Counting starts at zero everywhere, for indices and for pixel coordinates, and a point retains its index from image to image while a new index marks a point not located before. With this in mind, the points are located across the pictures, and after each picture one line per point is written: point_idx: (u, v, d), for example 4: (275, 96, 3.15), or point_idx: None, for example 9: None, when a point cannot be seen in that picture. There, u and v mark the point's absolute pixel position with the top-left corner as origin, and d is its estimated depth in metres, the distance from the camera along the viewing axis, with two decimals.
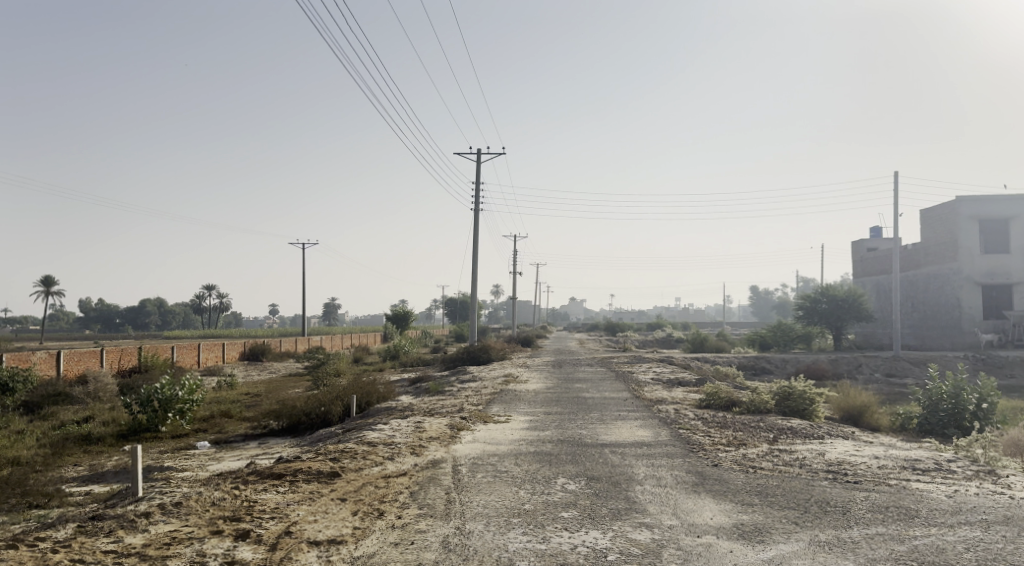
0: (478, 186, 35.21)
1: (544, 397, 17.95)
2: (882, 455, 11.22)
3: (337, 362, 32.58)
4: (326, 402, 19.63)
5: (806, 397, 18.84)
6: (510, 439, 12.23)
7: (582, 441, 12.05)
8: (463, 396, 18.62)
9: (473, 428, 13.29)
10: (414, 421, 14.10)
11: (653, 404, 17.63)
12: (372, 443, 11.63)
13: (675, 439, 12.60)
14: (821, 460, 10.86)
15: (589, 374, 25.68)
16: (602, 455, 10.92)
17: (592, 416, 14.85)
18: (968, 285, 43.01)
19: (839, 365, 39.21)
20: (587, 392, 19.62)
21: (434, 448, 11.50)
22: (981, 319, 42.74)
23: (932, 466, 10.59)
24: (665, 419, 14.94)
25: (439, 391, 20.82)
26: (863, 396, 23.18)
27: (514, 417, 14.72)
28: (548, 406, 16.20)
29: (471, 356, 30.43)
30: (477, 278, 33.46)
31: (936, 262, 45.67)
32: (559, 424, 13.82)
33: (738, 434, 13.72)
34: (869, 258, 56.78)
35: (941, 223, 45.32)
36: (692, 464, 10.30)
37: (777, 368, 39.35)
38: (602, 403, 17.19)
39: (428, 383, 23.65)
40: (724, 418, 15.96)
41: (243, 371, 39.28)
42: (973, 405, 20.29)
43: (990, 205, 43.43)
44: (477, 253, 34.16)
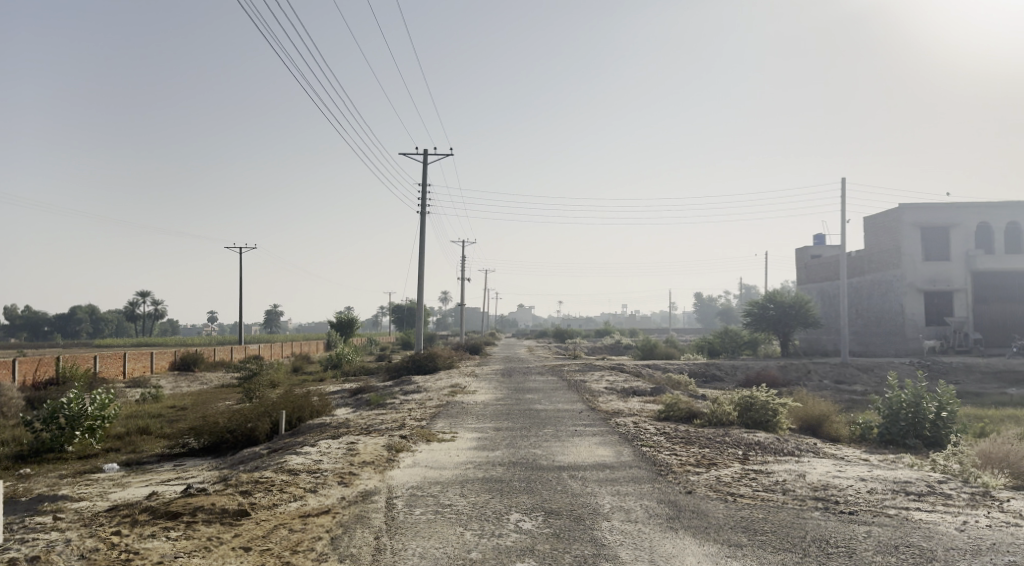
0: (424, 187, 33.60)
1: (493, 411, 16.44)
2: (868, 477, 10.11)
3: (272, 372, 30.56)
4: (252, 417, 17.84)
5: (769, 408, 17.67)
6: (455, 463, 10.74)
7: (538, 464, 10.60)
8: (406, 410, 17.00)
9: (413, 450, 11.76)
10: (346, 442, 12.48)
11: (610, 416, 16.29)
12: (294, 472, 10.06)
13: (639, 459, 11.27)
14: (804, 484, 9.68)
15: (541, 383, 24.34)
16: (560, 481, 9.53)
17: (546, 432, 13.45)
18: (911, 292, 43.16)
19: (788, 371, 38.70)
20: (537, 403, 18.25)
21: (367, 476, 9.95)
22: (923, 325, 42.94)
23: (926, 490, 9.52)
24: (625, 435, 13.62)
25: (380, 404, 19.16)
26: (822, 404, 22.35)
27: (461, 434, 13.23)
28: (497, 421, 14.77)
29: (416, 365, 28.82)
30: (423, 284, 31.85)
31: (880, 269, 45.78)
32: (510, 443, 12.37)
33: (705, 452, 12.47)
34: (813, 265, 56.93)
35: (885, 230, 45.46)
36: (663, 492, 9.01)
37: (727, 375, 38.64)
38: (555, 416, 15.80)
39: (369, 395, 21.95)
40: (687, 432, 14.73)
41: (172, 382, 36.71)
42: (933, 414, 19.44)
43: (931, 212, 43.67)
44: (423, 256, 32.50)
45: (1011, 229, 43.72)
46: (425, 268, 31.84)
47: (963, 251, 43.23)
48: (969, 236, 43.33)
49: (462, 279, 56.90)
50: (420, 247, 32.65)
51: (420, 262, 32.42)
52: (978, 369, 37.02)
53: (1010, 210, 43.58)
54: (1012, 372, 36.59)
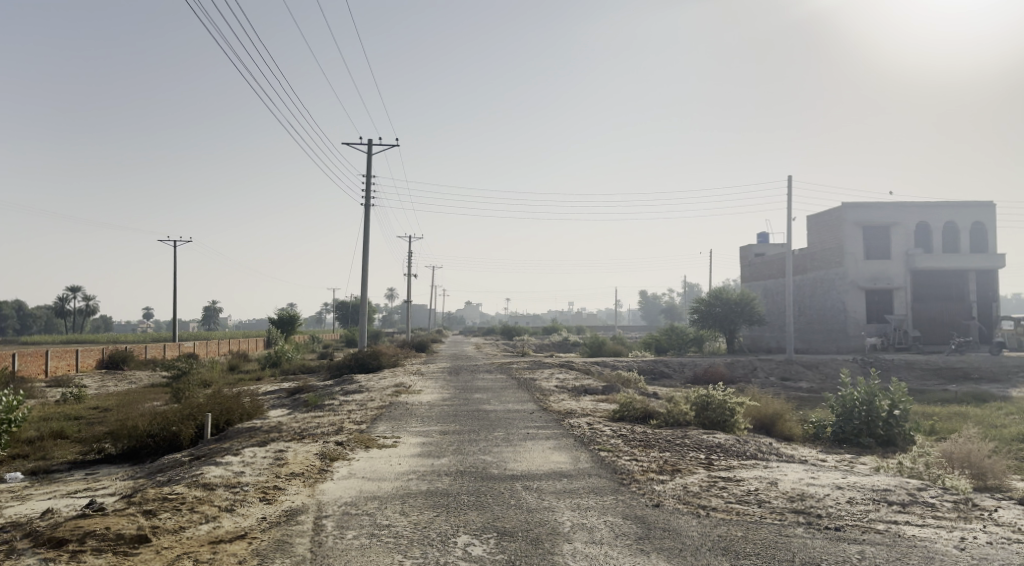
0: (368, 178, 32.13)
1: (439, 412, 15.31)
2: (846, 486, 9.39)
3: (204, 371, 28.74)
4: (176, 421, 16.31)
5: (726, 408, 16.93)
6: (396, 474, 9.62)
7: (489, 473, 9.56)
8: (344, 412, 15.72)
9: (349, 458, 10.59)
10: (274, 449, 11.24)
11: (562, 417, 15.32)
12: (210, 488, 8.88)
13: (598, 466, 10.31)
14: (778, 494, 8.88)
15: (490, 382, 23.32)
16: (513, 493, 8.54)
17: (496, 436, 12.42)
18: (852, 290, 43.43)
19: (735, 368, 38.52)
20: (487, 404, 17.13)
21: (294, 491, 8.83)
22: (865, 322, 43.31)
23: (907, 499, 8.86)
24: (580, 438, 12.67)
25: (318, 405, 17.85)
26: (776, 403, 21.81)
27: (404, 439, 12.08)
28: (444, 424, 13.67)
29: (358, 363, 27.45)
30: (366, 278, 30.47)
31: (823, 267, 46.05)
32: (458, 449, 11.27)
33: (665, 457, 11.58)
34: (757, 263, 57.26)
35: (828, 229, 45.73)
36: (628, 506, 8.06)
37: (676, 371, 38.25)
38: (506, 418, 14.81)
39: (306, 396, 20.53)
40: (642, 434, 13.85)
41: (97, 381, 34.46)
42: (886, 412, 19.05)
43: (873, 211, 44.05)
44: (366, 250, 31.08)
45: (948, 228, 44.51)
46: (368, 263, 30.45)
47: (903, 250, 43.79)
48: (909, 235, 43.92)
49: (408, 275, 55.42)
50: (363, 241, 31.21)
51: (363, 256, 30.97)
52: (918, 366, 37.41)
53: (947, 210, 44.33)
54: (950, 369, 37.07)
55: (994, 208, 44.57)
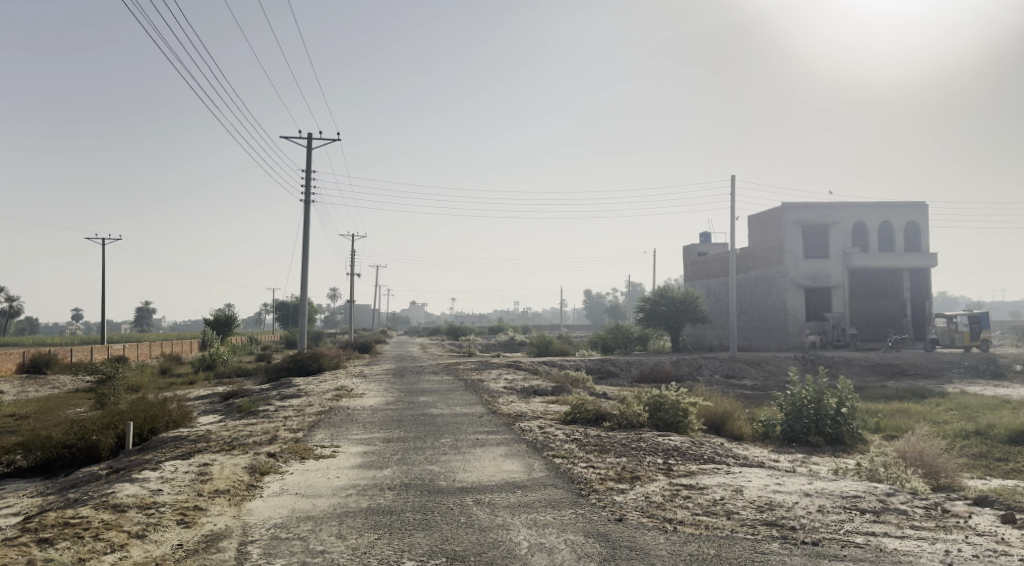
0: (309, 173, 30.82)
1: (382, 418, 14.38)
2: (815, 494, 8.91)
3: (132, 376, 27.09)
4: (94, 430, 15.00)
5: (679, 408, 16.43)
6: (334, 489, 8.75)
7: (436, 486, 8.75)
8: (280, 418, 14.67)
9: (282, 472, 9.66)
10: (197, 463, 10.21)
11: (512, 421, 14.56)
12: (120, 510, 7.86)
13: (552, 474, 9.59)
14: (746, 503, 8.35)
15: (436, 384, 22.40)
16: (463, 509, 7.77)
17: (443, 443, 11.60)
18: (792, 288, 43.81)
19: (681, 366, 38.49)
20: (432, 408, 16.28)
21: (216, 512, 7.90)
22: (805, 320, 43.77)
23: (879, 507, 8.43)
24: (532, 444, 11.95)
25: (252, 411, 16.74)
26: (725, 403, 21.47)
27: (343, 449, 11.18)
28: (387, 431, 12.81)
29: (296, 365, 26.23)
30: (306, 278, 29.20)
31: (764, 266, 46.43)
32: (402, 458, 10.42)
33: (622, 463, 10.93)
34: (701, 263, 57.58)
35: (769, 228, 46.16)
36: (588, 521, 7.39)
37: (623, 370, 37.98)
38: (453, 422, 13.98)
39: (240, 401, 19.30)
40: (596, 437, 13.19)
41: (15, 386, 32.32)
42: (834, 411, 18.86)
43: (812, 211, 44.61)
44: (306, 248, 29.79)
45: (884, 228, 45.43)
46: (308, 262, 29.21)
47: (841, 249, 44.47)
48: (846, 234, 44.63)
49: (351, 274, 54.03)
50: (303, 239, 29.94)
51: (302, 254, 29.71)
52: (858, 363, 37.96)
53: (883, 210, 45.22)
54: (888, 365, 37.71)
55: (927, 209, 45.71)
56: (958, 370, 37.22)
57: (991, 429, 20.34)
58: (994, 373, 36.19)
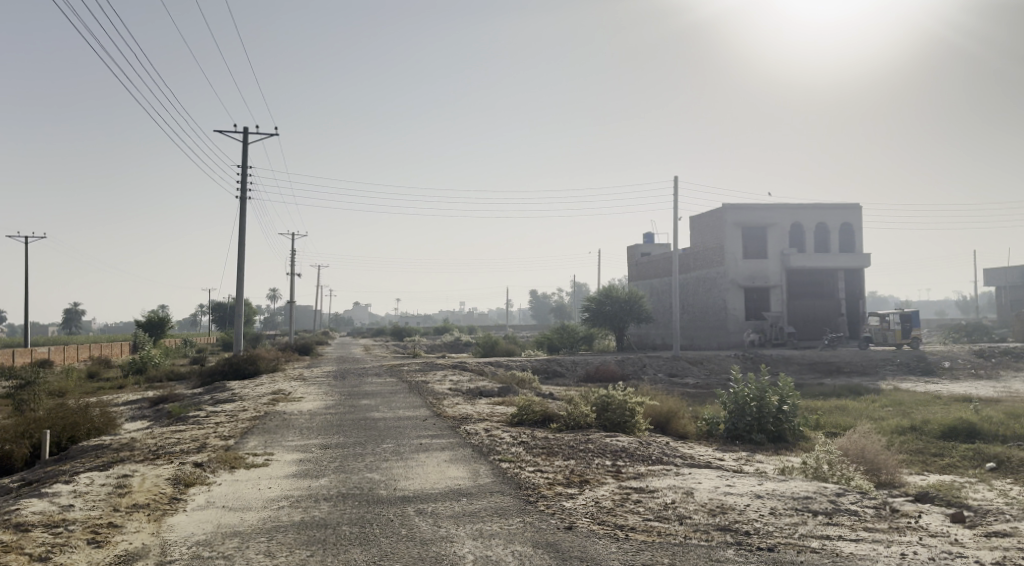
0: (245, 168, 29.78)
1: (320, 423, 13.75)
2: (766, 495, 8.72)
3: (55, 381, 25.66)
4: (7, 440, 13.98)
5: (626, 408, 16.22)
6: (265, 501, 8.17)
7: (376, 496, 8.26)
8: (211, 425, 13.90)
9: (210, 483, 9.03)
10: (116, 474, 9.47)
11: (457, 424, 14.10)
12: (22, 530, 7.14)
13: (499, 480, 9.19)
14: (698, 507, 8.10)
15: (378, 386, 21.75)
16: (404, 521, 7.31)
17: (385, 448, 11.09)
18: (732, 288, 44.39)
19: (625, 365, 38.57)
20: (373, 412, 15.70)
21: (133, 529, 7.26)
22: (744, 319, 44.42)
23: (830, 508, 8.28)
24: (478, 448, 11.51)
25: (182, 417, 15.89)
26: (670, 401, 21.39)
27: (278, 457, 10.56)
28: (325, 436, 12.21)
29: (232, 368, 25.20)
30: (242, 277, 28.18)
31: (705, 266, 46.98)
32: (340, 466, 9.87)
33: (570, 466, 10.59)
34: (644, 263, 58.03)
35: (710, 228, 46.73)
36: (537, 531, 7.02)
37: (568, 370, 37.83)
38: (395, 426, 13.45)
39: (171, 406, 18.35)
40: (542, 439, 12.83)
41: None
42: (776, 408, 18.86)
43: (751, 212, 45.33)
44: (243, 246, 28.75)
45: (819, 229, 46.47)
46: (245, 261, 28.19)
47: (779, 250, 45.29)
48: (783, 235, 45.49)
49: (291, 274, 52.71)
50: (240, 236, 28.87)
51: (239, 252, 28.65)
52: (796, 360, 38.65)
53: (818, 212, 46.24)
54: (825, 363, 38.48)
55: (860, 211, 46.92)
56: (891, 367, 38.23)
57: (926, 425, 20.76)
58: (924, 370, 37.31)
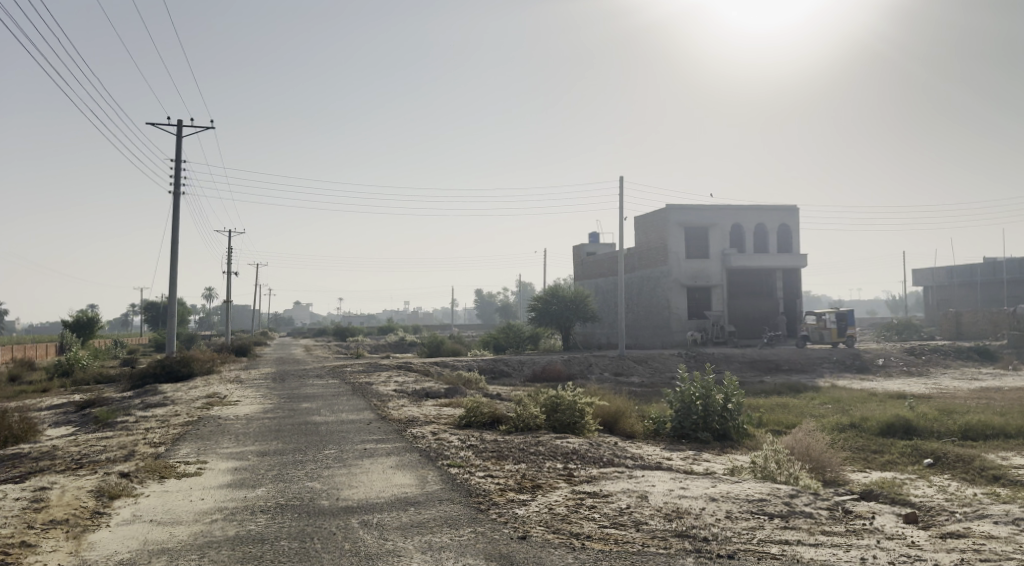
0: (178, 162, 28.62)
1: (259, 428, 13.13)
2: (720, 498, 8.57)
3: None
4: None
5: (576, 409, 16.00)
6: (197, 514, 7.62)
7: (318, 507, 7.79)
8: (141, 431, 13.14)
9: (137, 495, 8.41)
10: (33, 487, 8.75)
11: (403, 427, 13.64)
12: None
13: (449, 487, 8.81)
14: (654, 512, 7.88)
15: (319, 388, 21.08)
16: (348, 534, 6.87)
17: (327, 455, 10.60)
18: (676, 287, 44.80)
19: (571, 365, 38.51)
20: (315, 415, 15.12)
21: (49, 548, 6.64)
22: (686, 318, 44.90)
23: (786, 510, 8.16)
24: (425, 453, 11.09)
25: (109, 422, 15.02)
26: (618, 400, 21.28)
27: (213, 465, 9.96)
28: (264, 442, 11.64)
29: (164, 370, 24.14)
30: (175, 276, 27.04)
31: (650, 266, 47.32)
32: (279, 474, 9.35)
33: (521, 470, 10.27)
34: (590, 262, 58.20)
35: (654, 229, 47.08)
36: (488, 542, 6.66)
37: (515, 370, 37.55)
38: (338, 431, 12.92)
39: (98, 411, 17.38)
40: (491, 441, 12.48)
41: None
42: (720, 406, 18.89)
43: (694, 213, 45.85)
44: (176, 243, 27.59)
45: (758, 230, 47.30)
46: (178, 259, 27.06)
47: (720, 250, 45.93)
48: (725, 236, 46.14)
49: (229, 272, 51.21)
50: (173, 234, 27.73)
51: (172, 250, 27.51)
52: (737, 359, 39.21)
53: (758, 213, 47.06)
54: (765, 360, 39.14)
55: (797, 212, 47.94)
56: (827, 364, 39.14)
57: (864, 421, 21.16)
58: (860, 368, 38.32)
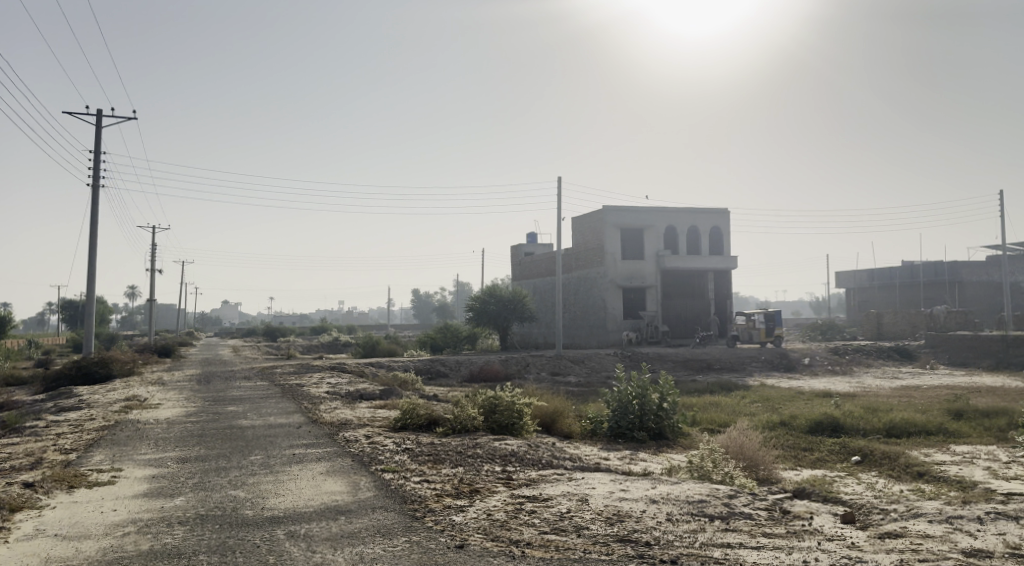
0: (98, 154, 27.28)
1: (181, 433, 12.45)
2: (661, 500, 8.44)
3: None
4: None
5: (514, 409, 15.76)
6: (107, 527, 7.05)
7: (240, 518, 7.31)
8: (52, 437, 12.31)
9: (42, 507, 7.77)
10: None
11: (335, 431, 13.14)
12: None
13: (382, 494, 8.44)
14: (594, 516, 7.69)
15: (247, 390, 20.30)
16: (273, 547, 6.44)
17: (253, 461, 10.07)
18: (612, 288, 45.10)
19: (508, 365, 38.34)
20: (242, 418, 14.47)
21: None
22: (622, 318, 45.27)
23: (726, 511, 8.08)
24: (358, 457, 10.66)
25: (17, 428, 14.06)
26: (555, 400, 21.17)
27: (128, 473, 9.32)
28: (186, 448, 11.02)
29: (80, 373, 22.91)
30: (94, 273, 25.72)
31: (586, 266, 47.54)
32: (200, 483, 8.79)
33: (458, 474, 9.95)
34: (527, 263, 58.17)
35: (591, 229, 47.33)
36: (423, 553, 6.32)
37: (452, 370, 37.15)
38: (266, 435, 12.36)
39: (5, 415, 16.28)
40: (427, 444, 12.10)
41: None
42: (656, 405, 18.95)
43: (629, 215, 46.30)
44: (95, 239, 26.25)
45: (691, 232, 48.07)
46: (97, 255, 25.75)
47: (654, 251, 46.49)
48: (659, 238, 46.74)
49: (152, 269, 49.15)
50: (91, 228, 26.37)
51: (91, 245, 26.16)
52: (670, 358, 39.72)
53: (690, 215, 47.84)
54: (697, 360, 39.76)
55: (728, 215, 48.92)
56: (757, 363, 40.05)
57: (794, 419, 21.60)
58: (788, 367, 39.35)
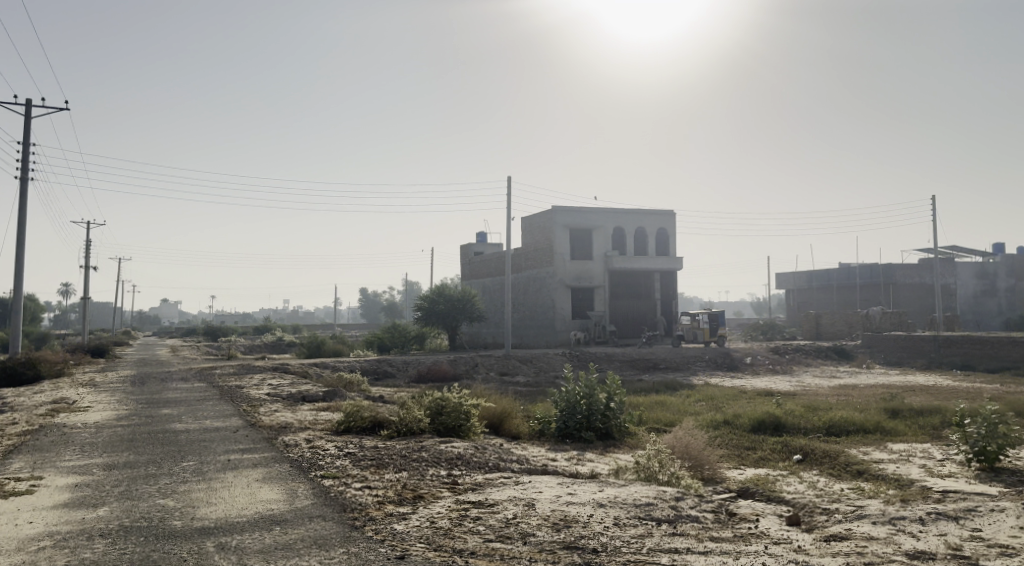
0: (27, 145, 26.07)
1: (110, 438, 11.85)
2: (608, 504, 8.30)
3: None
4: None
5: (461, 411, 15.49)
6: (20, 543, 6.57)
7: (167, 530, 6.90)
8: None
9: None
10: None
11: (274, 435, 12.68)
12: None
13: (321, 502, 8.10)
14: (540, 522, 7.52)
15: (183, 392, 19.57)
16: (201, 561, 6.07)
17: (185, 468, 9.60)
18: (561, 288, 45.14)
19: (457, 365, 38.03)
20: (176, 422, 13.88)
21: None
22: (570, 318, 45.37)
23: (672, 514, 8.00)
24: (297, 463, 10.27)
25: None
26: (502, 401, 20.97)
27: (48, 482, 8.77)
28: (114, 454, 10.47)
29: (5, 374, 21.80)
30: (21, 269, 24.54)
31: (535, 266, 47.49)
32: (126, 492, 8.32)
33: (401, 479, 9.65)
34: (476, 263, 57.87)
35: (540, 230, 47.30)
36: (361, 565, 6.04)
37: (399, 370, 36.66)
38: (201, 440, 11.85)
39: None
40: (370, 448, 11.75)
41: None
42: (603, 406, 18.90)
43: (578, 216, 46.42)
44: (22, 234, 25.06)
45: (638, 233, 48.46)
46: (25, 250, 24.57)
47: (602, 252, 46.71)
48: (607, 239, 46.99)
49: (87, 267, 47.29)
50: (18, 223, 25.16)
51: (18, 240, 24.96)
52: (617, 358, 39.94)
53: (637, 217, 48.22)
54: (644, 360, 40.07)
55: (675, 216, 49.48)
56: (701, 363, 40.58)
57: (737, 418, 21.85)
58: (731, 366, 39.97)
